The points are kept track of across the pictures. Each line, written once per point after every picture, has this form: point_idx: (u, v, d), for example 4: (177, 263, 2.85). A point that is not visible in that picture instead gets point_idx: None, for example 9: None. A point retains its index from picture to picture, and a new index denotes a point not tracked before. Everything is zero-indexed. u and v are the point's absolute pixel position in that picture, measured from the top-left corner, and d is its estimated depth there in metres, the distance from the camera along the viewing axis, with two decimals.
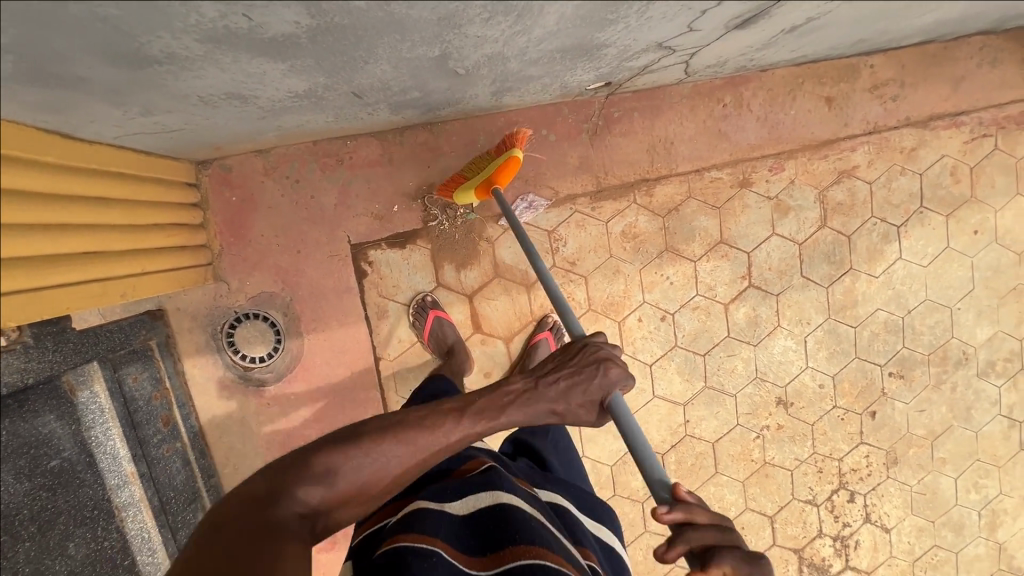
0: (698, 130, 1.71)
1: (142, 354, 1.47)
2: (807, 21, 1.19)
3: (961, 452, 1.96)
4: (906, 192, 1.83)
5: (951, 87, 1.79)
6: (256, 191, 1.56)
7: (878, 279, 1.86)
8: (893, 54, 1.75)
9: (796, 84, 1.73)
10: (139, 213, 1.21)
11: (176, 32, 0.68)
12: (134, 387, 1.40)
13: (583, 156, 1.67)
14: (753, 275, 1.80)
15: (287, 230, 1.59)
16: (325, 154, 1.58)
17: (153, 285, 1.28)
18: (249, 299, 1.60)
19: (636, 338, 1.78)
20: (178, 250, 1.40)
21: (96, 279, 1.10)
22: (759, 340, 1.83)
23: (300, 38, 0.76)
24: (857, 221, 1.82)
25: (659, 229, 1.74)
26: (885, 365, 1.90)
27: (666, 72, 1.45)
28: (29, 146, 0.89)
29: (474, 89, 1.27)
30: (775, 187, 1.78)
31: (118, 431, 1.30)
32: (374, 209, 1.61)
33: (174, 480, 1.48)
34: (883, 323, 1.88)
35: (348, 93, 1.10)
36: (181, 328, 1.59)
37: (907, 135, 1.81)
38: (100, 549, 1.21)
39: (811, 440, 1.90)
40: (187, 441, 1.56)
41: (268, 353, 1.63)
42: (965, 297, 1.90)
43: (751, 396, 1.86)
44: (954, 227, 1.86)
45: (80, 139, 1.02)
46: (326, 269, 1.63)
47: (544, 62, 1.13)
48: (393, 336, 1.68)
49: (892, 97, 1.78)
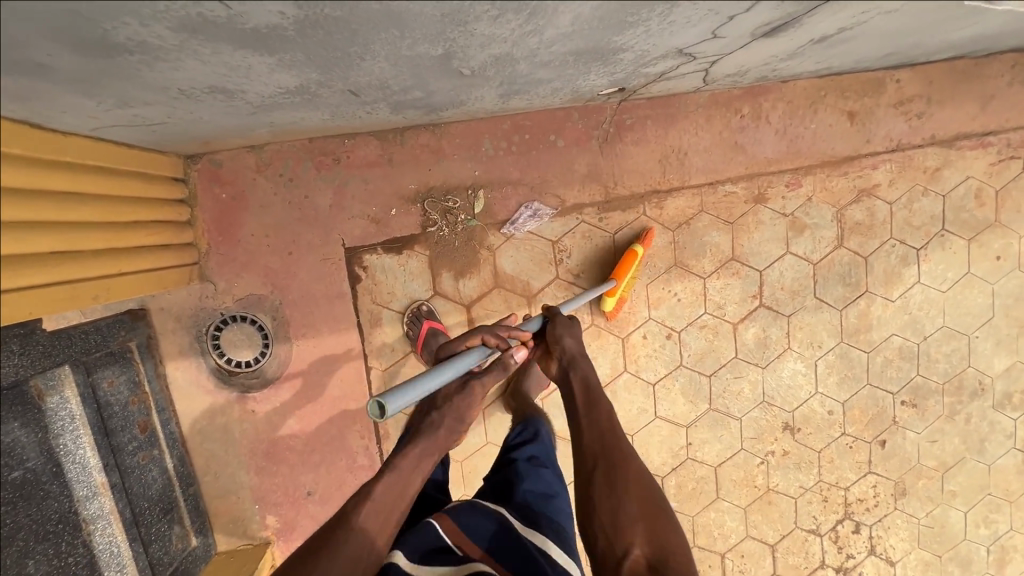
0: (713, 141, 1.63)
1: (120, 357, 1.39)
2: (839, 31, 1.11)
3: (973, 485, 1.88)
4: (927, 214, 1.75)
5: (979, 106, 1.71)
6: (247, 189, 1.48)
7: (894, 303, 1.78)
8: (920, 68, 1.67)
9: (818, 96, 1.65)
10: (118, 210, 1.13)
11: (145, 19, 0.61)
12: (109, 392, 1.32)
13: (592, 164, 1.59)
14: (764, 295, 1.72)
15: (279, 231, 1.52)
16: (321, 153, 1.50)
17: (131, 286, 1.20)
18: (236, 301, 1.53)
19: (639, 356, 1.70)
20: (161, 249, 1.33)
21: (65, 281, 1.02)
22: (767, 363, 1.76)
23: (287, 31, 0.69)
24: (875, 242, 1.74)
25: (668, 244, 1.67)
26: (897, 394, 1.82)
27: (683, 80, 1.37)
28: None
29: (479, 91, 1.19)
30: (791, 204, 1.70)
31: (89, 439, 1.23)
32: (371, 212, 1.54)
33: (149, 490, 1.40)
34: (898, 349, 1.80)
35: (344, 90, 1.02)
36: (165, 329, 1.52)
37: (931, 155, 1.73)
38: (63, 565, 1.13)
39: (817, 467, 1.82)
40: (165, 448, 1.49)
41: (255, 357, 1.56)
42: (984, 325, 1.82)
43: (757, 420, 1.78)
44: (976, 252, 1.79)
45: (52, 130, 0.95)
46: (318, 273, 1.55)
47: (556, 65, 1.05)
48: (385, 345, 1.61)
49: (918, 114, 1.70)
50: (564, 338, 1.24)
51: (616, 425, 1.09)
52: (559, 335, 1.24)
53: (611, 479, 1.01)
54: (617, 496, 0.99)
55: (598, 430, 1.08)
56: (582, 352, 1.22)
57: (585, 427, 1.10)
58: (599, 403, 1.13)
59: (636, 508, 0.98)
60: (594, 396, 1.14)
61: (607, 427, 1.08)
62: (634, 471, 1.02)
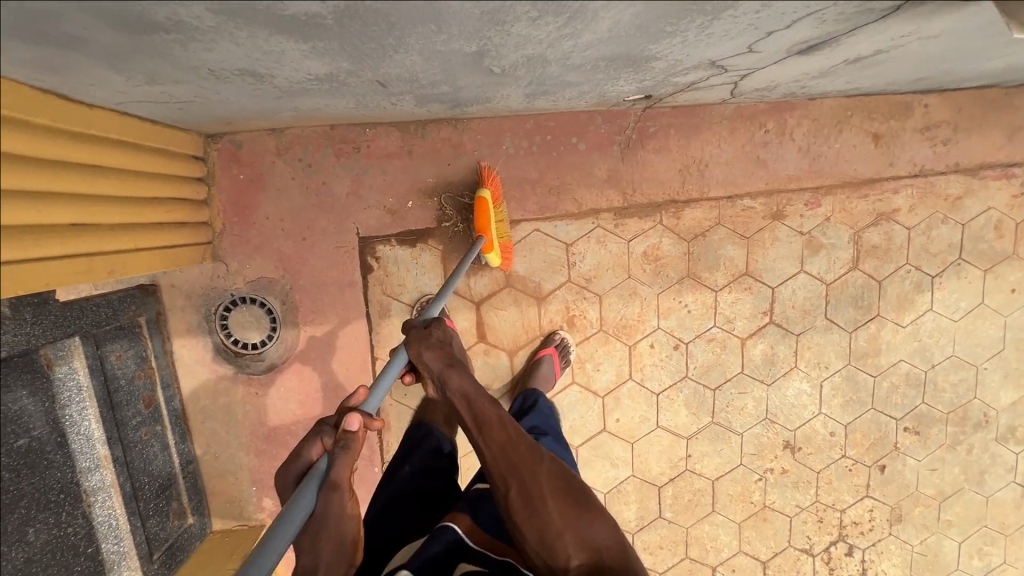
0: (735, 155, 1.61)
1: (129, 331, 1.39)
2: (875, 53, 1.09)
3: (969, 516, 1.87)
4: (945, 242, 1.74)
5: (1006, 137, 1.70)
6: (265, 171, 1.48)
7: (905, 329, 1.77)
8: (950, 95, 1.65)
9: (844, 116, 1.63)
10: (138, 184, 1.13)
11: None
12: (117, 365, 1.32)
13: (611, 169, 1.58)
14: (775, 312, 1.71)
15: (294, 215, 1.51)
16: (342, 140, 1.49)
17: (145, 262, 1.20)
18: (247, 283, 1.53)
19: (645, 365, 1.70)
20: (177, 226, 1.33)
21: (82, 254, 1.02)
22: (773, 380, 1.75)
23: (326, 19, 0.68)
24: (891, 267, 1.73)
25: (683, 254, 1.66)
26: (901, 420, 1.81)
27: (712, 91, 1.36)
28: (19, 106, 0.82)
29: (506, 89, 1.18)
30: (808, 223, 1.69)
31: (95, 411, 1.23)
32: (387, 203, 1.53)
33: (150, 465, 1.41)
34: (904, 376, 1.79)
35: (372, 81, 1.01)
36: (175, 306, 1.53)
37: (954, 183, 1.71)
38: (63, 535, 1.12)
39: (815, 488, 1.82)
40: (167, 424, 1.49)
41: (262, 340, 1.55)
42: (994, 358, 1.81)
43: (758, 436, 1.77)
44: (991, 283, 1.77)
45: (79, 101, 0.95)
46: (330, 260, 1.55)
47: (587, 69, 1.04)
48: (392, 336, 1.61)
49: (944, 141, 1.68)
50: (423, 355, 1.06)
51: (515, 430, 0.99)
52: (418, 351, 1.07)
53: (528, 496, 0.93)
54: (534, 509, 0.92)
55: (498, 447, 0.97)
56: (459, 370, 1.04)
57: (485, 452, 0.98)
58: (484, 411, 1.00)
59: (557, 514, 0.92)
60: (475, 407, 1.00)
61: (504, 437, 0.98)
62: (543, 475, 0.95)
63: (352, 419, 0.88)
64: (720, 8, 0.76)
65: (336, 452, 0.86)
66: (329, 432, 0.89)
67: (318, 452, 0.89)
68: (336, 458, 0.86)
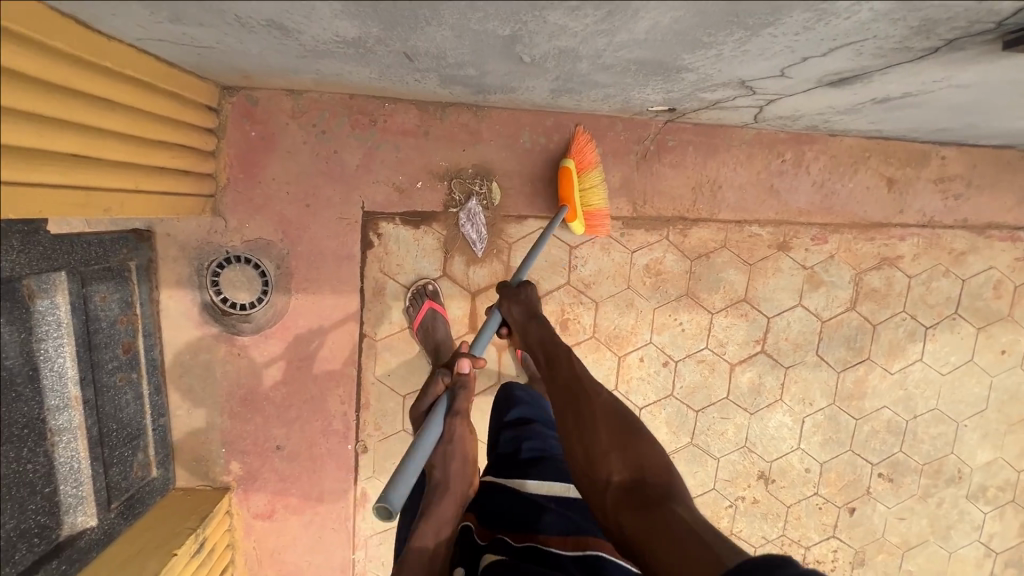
0: (749, 180, 1.61)
1: (118, 275, 1.36)
2: (905, 95, 1.08)
3: (930, 569, 1.88)
4: (943, 295, 1.74)
5: (1016, 199, 1.71)
6: (278, 132, 1.45)
7: (893, 376, 1.77)
8: (967, 150, 1.66)
9: (862, 157, 1.64)
10: (145, 124, 1.11)
11: None
12: (100, 307, 1.29)
13: (625, 178, 1.57)
14: (767, 342, 1.71)
15: (301, 180, 1.49)
16: (359, 111, 1.47)
17: (143, 204, 1.17)
18: (244, 242, 1.51)
19: (632, 377, 1.69)
20: (181, 174, 1.30)
21: (78, 186, 0.99)
22: (756, 409, 1.75)
23: None
24: (887, 312, 1.74)
25: (685, 273, 1.65)
26: (876, 465, 1.82)
27: (736, 112, 1.35)
28: (37, 27, 0.80)
29: (532, 81, 1.16)
30: (812, 258, 1.68)
31: (70, 349, 1.20)
32: (396, 180, 1.51)
33: (121, 413, 1.38)
34: (885, 422, 1.80)
35: (399, 52, 1.00)
36: (167, 256, 1.50)
37: (960, 238, 1.72)
38: (23, 472, 1.08)
39: (783, 521, 1.82)
40: (144, 374, 1.47)
41: (252, 301, 1.54)
42: (975, 416, 1.82)
43: (734, 463, 1.77)
44: (982, 341, 1.78)
45: (98, 32, 0.92)
46: (331, 231, 1.53)
47: (617, 70, 1.03)
48: (384, 315, 1.59)
49: (955, 195, 1.69)
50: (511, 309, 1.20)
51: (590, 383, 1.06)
52: (509, 306, 1.21)
53: (590, 434, 0.97)
54: (591, 448, 0.95)
55: (561, 381, 1.08)
56: (545, 330, 1.16)
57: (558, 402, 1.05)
58: (563, 364, 1.10)
59: (603, 434, 0.96)
60: (567, 371, 1.09)
61: (573, 383, 1.06)
62: (605, 416, 0.99)
63: (466, 363, 1.09)
64: (762, 24, 0.75)
65: (456, 390, 1.10)
66: (453, 371, 1.11)
67: (443, 384, 1.18)
68: (463, 389, 1.09)
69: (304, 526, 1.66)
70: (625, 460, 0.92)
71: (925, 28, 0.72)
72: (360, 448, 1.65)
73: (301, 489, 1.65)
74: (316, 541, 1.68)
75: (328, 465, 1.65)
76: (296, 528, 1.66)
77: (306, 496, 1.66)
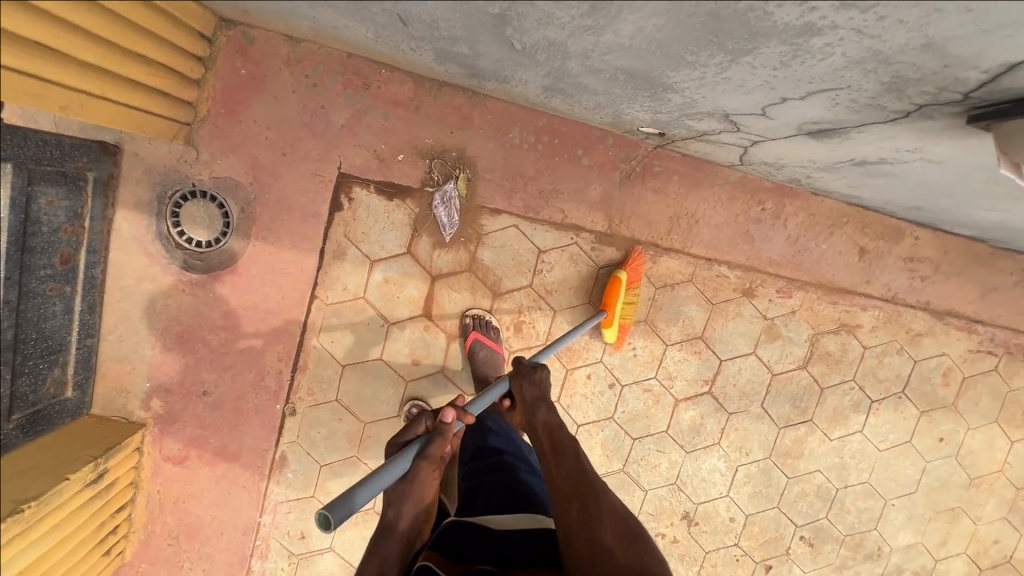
0: (727, 221, 1.62)
1: (71, 182, 1.32)
2: (880, 161, 1.10)
3: None
4: (894, 372, 1.76)
5: (979, 292, 1.74)
6: (269, 75, 1.43)
7: (831, 442, 1.78)
8: (940, 235, 1.69)
9: (839, 221, 1.65)
10: (138, 42, 1.09)
11: None
12: (44, 211, 1.25)
13: (606, 193, 1.57)
14: (715, 384, 1.71)
15: (282, 128, 1.46)
16: (354, 72, 1.45)
17: (109, 115, 1.14)
18: (211, 178, 1.47)
19: (575, 393, 1.67)
20: (159, 95, 1.27)
21: (38, 76, 0.96)
22: (692, 449, 1.74)
23: None
24: (837, 378, 1.74)
25: (648, 299, 1.65)
26: (800, 527, 1.81)
27: (722, 149, 1.36)
28: None
29: (524, 73, 1.16)
30: (774, 309, 1.69)
31: (1, 245, 1.13)
32: (378, 148, 1.49)
33: (44, 323, 1.32)
34: (816, 486, 1.80)
35: (392, 12, 0.99)
36: (130, 176, 1.46)
37: (919, 319, 1.74)
38: None
39: (698, 566, 1.80)
40: (79, 289, 1.42)
41: (209, 240, 1.50)
42: (903, 497, 1.83)
43: (660, 498, 1.75)
44: (923, 425, 1.80)
45: None
46: (303, 185, 1.50)
47: (606, 77, 1.03)
48: (339, 281, 1.56)
49: (922, 276, 1.71)
50: (522, 386, 1.20)
51: (584, 460, 1.07)
52: (520, 383, 1.21)
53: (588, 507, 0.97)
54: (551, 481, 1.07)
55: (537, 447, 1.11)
56: (552, 422, 1.14)
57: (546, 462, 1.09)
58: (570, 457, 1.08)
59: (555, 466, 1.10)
60: (553, 433, 1.12)
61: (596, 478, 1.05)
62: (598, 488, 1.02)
63: (450, 412, 1.01)
64: (742, 50, 0.75)
65: (432, 436, 0.99)
66: (430, 416, 1.04)
67: (419, 433, 1.03)
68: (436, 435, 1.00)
69: (215, 478, 1.61)
70: (612, 522, 0.96)
71: (894, 87, 0.73)
72: (288, 410, 1.61)
73: (219, 441, 1.60)
74: (223, 496, 1.62)
75: (252, 422, 1.60)
76: (205, 479, 1.61)
77: (223, 448, 1.61)
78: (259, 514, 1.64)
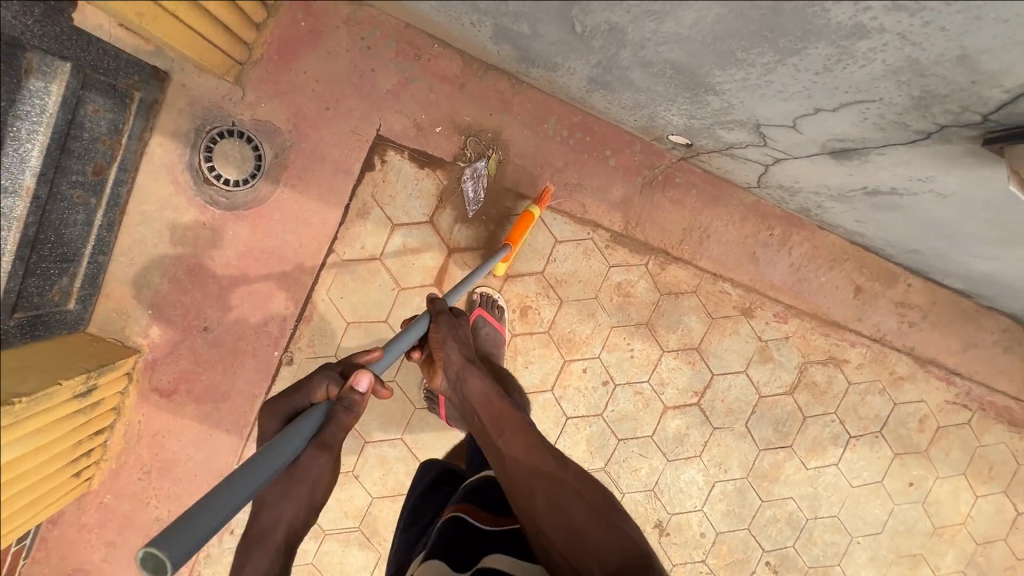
0: (736, 240, 1.69)
1: (119, 98, 1.35)
2: (891, 191, 1.18)
3: None
4: (874, 411, 1.82)
5: (961, 346, 1.82)
6: (326, 31, 1.49)
7: (807, 471, 1.82)
8: (931, 286, 1.78)
9: (840, 257, 1.74)
10: None
11: None
12: (89, 118, 1.27)
13: (628, 194, 1.64)
14: (704, 396, 1.75)
15: (330, 84, 1.52)
16: (408, 42, 1.52)
17: (173, 34, 1.18)
18: (252, 119, 1.51)
19: (569, 385, 1.70)
20: (222, 29, 1.32)
21: None
22: (674, 458, 1.77)
23: None
24: (820, 408, 1.80)
25: (652, 302, 1.70)
26: (767, 552, 1.83)
27: (743, 166, 1.44)
28: None
29: (574, 61, 1.23)
30: (769, 332, 1.76)
31: (43, 140, 1.16)
32: (418, 117, 1.55)
33: (64, 229, 1.33)
34: (787, 513, 1.83)
35: None
36: (174, 104, 1.49)
37: (903, 363, 1.82)
38: None
39: None
40: (103, 204, 1.43)
41: (238, 179, 1.53)
42: (869, 536, 1.86)
43: (636, 503, 1.77)
44: (895, 467, 1.85)
45: None
46: (340, 141, 1.54)
47: (653, 71, 1.10)
48: (358, 239, 1.59)
49: (911, 322, 1.79)
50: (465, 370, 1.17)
51: (534, 437, 1.12)
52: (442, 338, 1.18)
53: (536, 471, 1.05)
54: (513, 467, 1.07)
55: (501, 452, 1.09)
56: (490, 390, 1.16)
57: (493, 443, 1.10)
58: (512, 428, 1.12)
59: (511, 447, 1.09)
60: (493, 404, 1.15)
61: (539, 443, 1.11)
62: (546, 457, 1.08)
63: (365, 379, 0.96)
64: (791, 49, 0.82)
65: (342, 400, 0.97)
66: (336, 381, 1.00)
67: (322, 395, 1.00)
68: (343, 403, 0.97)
69: (199, 417, 1.60)
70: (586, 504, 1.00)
71: (924, 101, 0.80)
72: (285, 359, 1.61)
73: (211, 379, 1.59)
74: (204, 437, 1.61)
75: (247, 366, 1.60)
76: (189, 416, 1.59)
77: (213, 388, 1.60)
78: (237, 461, 1.62)
